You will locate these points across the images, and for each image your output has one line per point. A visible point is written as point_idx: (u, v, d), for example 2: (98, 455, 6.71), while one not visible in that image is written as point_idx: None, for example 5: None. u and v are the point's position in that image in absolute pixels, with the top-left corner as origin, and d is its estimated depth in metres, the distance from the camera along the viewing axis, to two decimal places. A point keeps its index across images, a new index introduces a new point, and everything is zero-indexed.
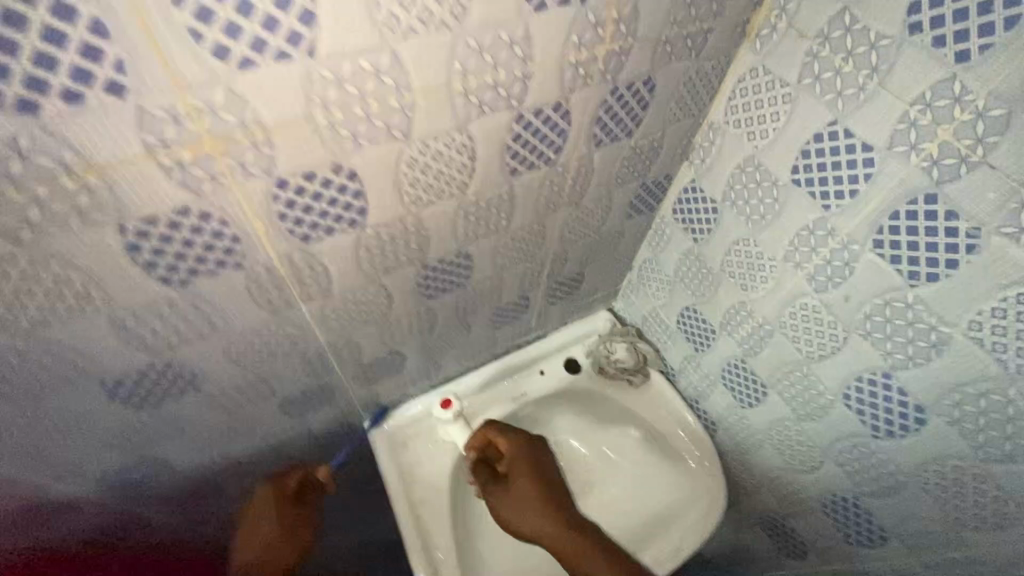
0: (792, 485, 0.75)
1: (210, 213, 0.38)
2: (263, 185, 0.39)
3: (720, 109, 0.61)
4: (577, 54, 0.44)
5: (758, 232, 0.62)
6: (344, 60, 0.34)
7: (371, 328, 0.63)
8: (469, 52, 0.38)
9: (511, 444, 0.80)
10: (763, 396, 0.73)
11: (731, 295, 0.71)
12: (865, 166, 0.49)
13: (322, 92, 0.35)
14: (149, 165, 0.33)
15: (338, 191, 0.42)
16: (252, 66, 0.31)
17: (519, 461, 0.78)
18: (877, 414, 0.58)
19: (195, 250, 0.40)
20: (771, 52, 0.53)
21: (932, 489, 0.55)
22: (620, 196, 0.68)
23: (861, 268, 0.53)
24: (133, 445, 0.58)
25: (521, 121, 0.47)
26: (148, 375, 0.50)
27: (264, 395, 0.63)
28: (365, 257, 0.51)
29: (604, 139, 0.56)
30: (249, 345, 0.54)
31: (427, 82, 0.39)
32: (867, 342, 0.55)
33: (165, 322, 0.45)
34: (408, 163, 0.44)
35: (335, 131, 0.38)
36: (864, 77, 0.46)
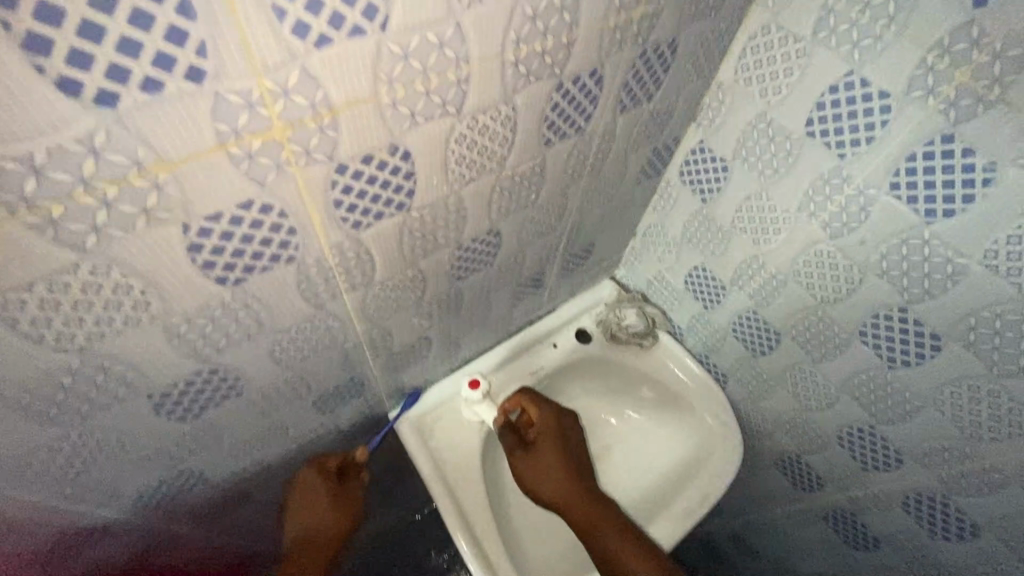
0: (807, 424, 0.79)
1: (271, 205, 0.37)
2: (324, 171, 0.37)
3: (729, 69, 0.62)
4: (616, 18, 0.44)
5: (771, 186, 0.65)
6: (413, 34, 0.33)
7: (404, 315, 0.62)
8: (524, 20, 0.38)
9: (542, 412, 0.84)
10: (777, 343, 0.77)
11: (742, 250, 0.74)
12: (882, 113, 0.51)
13: (389, 69, 0.34)
14: (219, 157, 0.31)
15: (391, 174, 0.41)
16: (328, 44, 0.30)
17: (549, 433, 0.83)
18: (894, 346, 0.62)
19: (252, 246, 0.39)
20: (783, 9, 0.54)
21: (947, 409, 0.60)
22: (634, 162, 0.69)
23: (878, 211, 0.56)
24: (171, 460, 0.56)
25: (560, 90, 0.47)
26: (194, 384, 0.47)
27: (299, 394, 0.61)
28: (409, 242, 0.50)
29: (628, 104, 0.56)
30: (292, 343, 0.52)
31: (484, 54, 0.38)
32: (883, 281, 0.59)
33: (216, 325, 0.43)
34: (457, 139, 0.43)
35: (396, 110, 0.37)
36: (881, 27, 0.48)
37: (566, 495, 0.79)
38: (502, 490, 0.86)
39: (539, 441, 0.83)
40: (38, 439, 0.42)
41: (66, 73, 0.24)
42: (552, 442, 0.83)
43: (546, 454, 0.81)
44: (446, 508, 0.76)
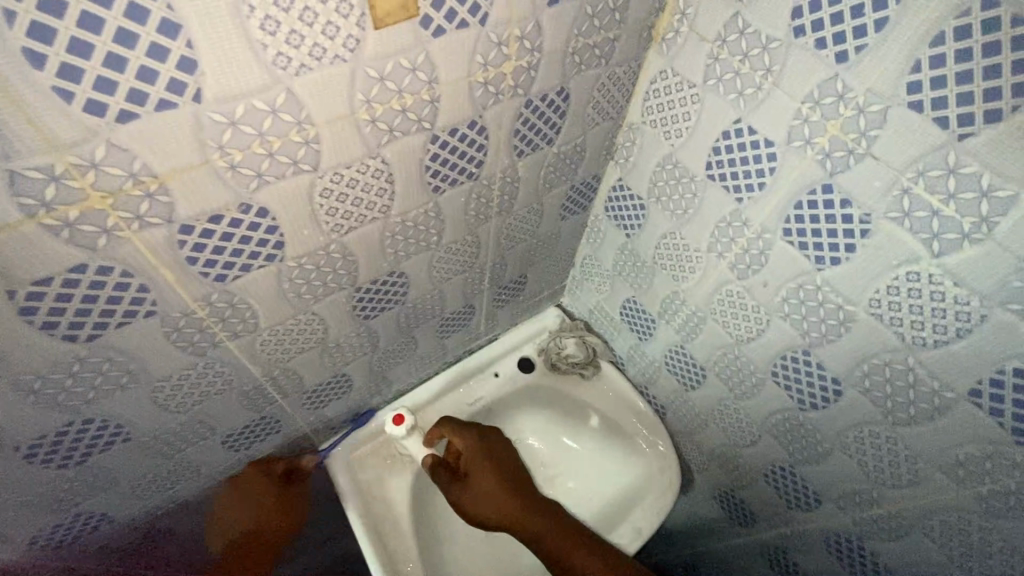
0: (736, 459, 0.79)
1: (111, 267, 0.37)
2: (166, 233, 0.37)
3: (637, 110, 0.62)
4: (484, 72, 0.44)
5: (683, 225, 0.65)
6: (235, 102, 0.33)
7: (310, 355, 0.62)
8: (371, 81, 0.38)
9: (467, 441, 0.82)
10: (703, 378, 0.76)
11: (665, 285, 0.73)
12: (770, 160, 0.51)
13: (216, 136, 0.34)
14: (32, 228, 0.32)
15: (250, 230, 0.41)
16: (132, 118, 0.30)
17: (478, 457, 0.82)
18: (802, 388, 0.61)
19: (99, 305, 0.39)
20: (677, 55, 0.54)
21: (853, 452, 0.60)
22: (551, 199, 0.69)
23: (775, 255, 0.56)
24: (63, 504, 0.55)
25: (436, 141, 0.47)
26: (69, 434, 0.47)
27: (203, 435, 0.61)
28: (292, 289, 0.50)
29: (525, 149, 0.57)
30: (178, 390, 0.52)
31: (330, 115, 0.38)
32: (787, 324, 0.59)
33: (78, 379, 0.43)
34: (323, 194, 0.43)
35: (237, 173, 0.37)
36: (760, 78, 0.48)
37: (516, 520, 0.80)
38: (433, 525, 0.86)
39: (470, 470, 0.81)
40: None
41: None
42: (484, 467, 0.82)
43: (484, 481, 0.81)
44: (370, 552, 0.75)
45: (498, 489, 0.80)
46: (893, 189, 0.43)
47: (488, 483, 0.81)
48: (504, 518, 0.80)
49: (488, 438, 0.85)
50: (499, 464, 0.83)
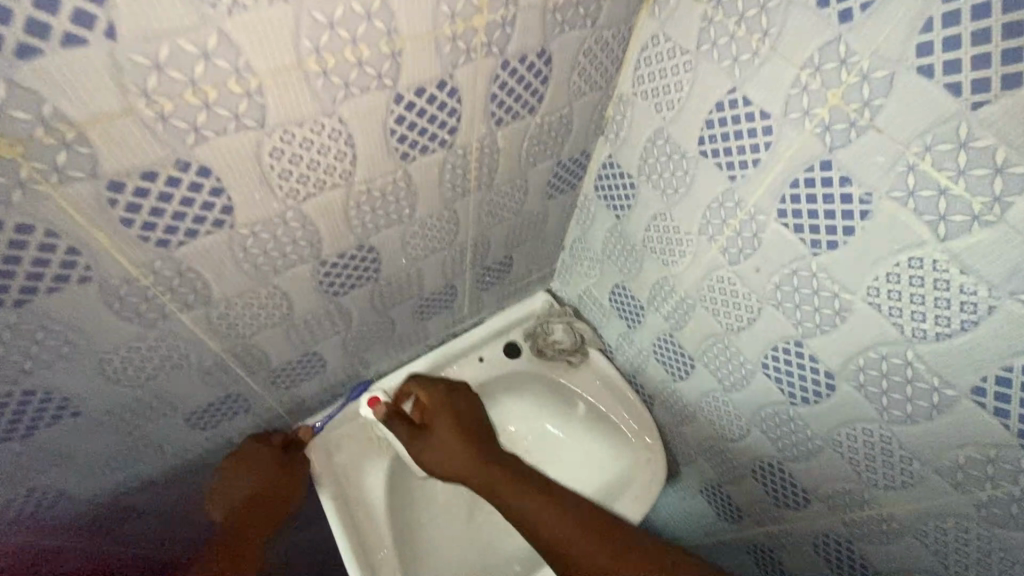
0: (723, 453, 0.76)
1: (32, 225, 0.34)
2: (92, 190, 0.34)
3: (627, 80, 0.58)
4: (452, 25, 0.40)
5: (673, 206, 0.61)
6: (158, 43, 0.30)
7: (276, 332, 0.59)
8: (319, 28, 0.34)
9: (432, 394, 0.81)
10: (692, 369, 0.73)
11: (654, 269, 0.70)
12: (765, 134, 0.47)
13: (138, 80, 0.30)
14: None
15: (191, 191, 0.38)
16: (34, 53, 0.27)
17: (441, 408, 0.79)
18: (793, 381, 0.58)
19: (24, 267, 0.36)
20: (669, 18, 0.50)
21: (845, 452, 0.56)
22: (536, 175, 0.66)
23: (769, 238, 0.52)
24: (12, 479, 0.53)
25: (401, 101, 0.43)
26: (9, 406, 0.45)
27: (163, 411, 0.58)
28: (248, 260, 0.47)
29: (504, 117, 0.53)
30: (128, 363, 0.49)
31: (273, 64, 0.34)
32: (779, 313, 0.55)
33: (11, 347, 0.40)
34: (275, 155, 0.40)
35: (169, 125, 0.33)
36: (757, 42, 0.44)
37: (471, 473, 0.75)
38: (410, 514, 0.83)
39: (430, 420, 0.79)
40: None
41: None
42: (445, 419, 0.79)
43: (439, 429, 0.77)
44: (341, 538, 0.73)
45: (456, 442, 0.76)
46: (897, 165, 0.39)
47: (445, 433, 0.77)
48: (458, 471, 0.76)
49: (456, 393, 0.83)
50: (462, 415, 0.80)
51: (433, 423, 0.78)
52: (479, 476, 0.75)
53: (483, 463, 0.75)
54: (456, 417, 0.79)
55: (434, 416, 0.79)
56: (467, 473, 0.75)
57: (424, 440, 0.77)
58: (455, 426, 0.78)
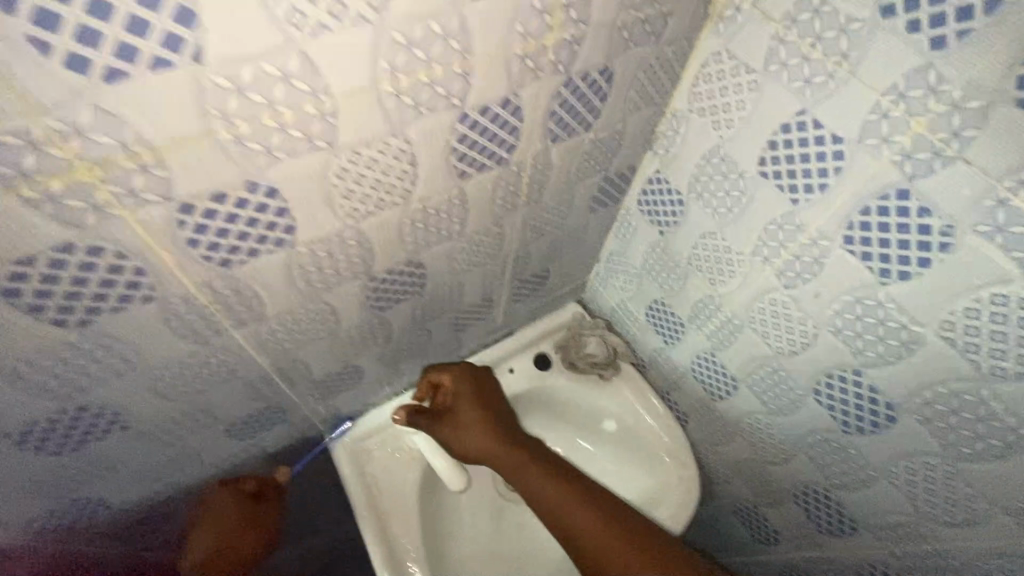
0: (762, 475, 0.74)
1: (102, 248, 0.33)
2: (163, 211, 0.33)
3: (683, 96, 0.57)
4: (523, 44, 0.39)
5: (725, 225, 0.60)
6: (242, 65, 0.29)
7: (319, 345, 0.58)
8: (397, 49, 0.33)
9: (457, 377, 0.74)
10: (734, 390, 0.71)
11: (700, 288, 0.68)
12: (836, 159, 0.46)
13: (219, 103, 0.29)
14: (9, 200, 0.28)
15: (257, 212, 0.37)
16: (121, 77, 0.26)
17: (467, 395, 0.74)
18: (848, 410, 0.57)
19: (89, 289, 0.35)
20: (735, 35, 0.49)
21: (900, 483, 0.56)
22: (582, 190, 0.64)
23: (832, 264, 0.50)
24: (57, 487, 0.53)
25: (466, 120, 0.42)
26: (63, 420, 0.45)
27: (205, 423, 0.58)
28: (301, 277, 0.46)
29: (560, 134, 0.52)
30: (177, 378, 0.48)
31: (350, 85, 0.33)
32: (837, 340, 0.54)
33: (69, 365, 0.40)
34: (339, 175, 0.39)
35: (243, 147, 0.33)
36: (834, 64, 0.42)
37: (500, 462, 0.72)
38: (440, 522, 0.83)
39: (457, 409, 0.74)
40: None
41: None
42: (473, 409, 0.74)
43: (469, 418, 0.73)
44: (371, 546, 0.73)
45: (483, 430, 0.73)
46: (987, 198, 0.38)
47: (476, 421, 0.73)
48: (486, 457, 0.73)
49: (482, 376, 0.77)
50: (489, 402, 0.75)
51: (458, 409, 0.73)
52: (511, 465, 0.72)
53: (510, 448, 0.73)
54: (483, 405, 0.74)
55: (459, 401, 0.74)
56: (493, 457, 0.73)
57: (452, 429, 0.73)
58: (483, 414, 0.73)
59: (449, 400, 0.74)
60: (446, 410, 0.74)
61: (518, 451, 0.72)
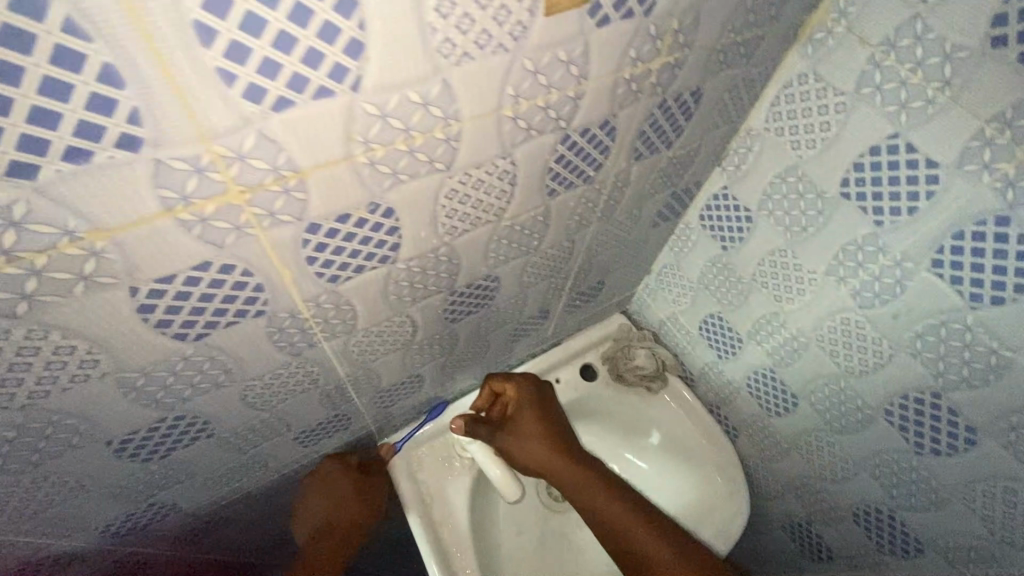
0: (819, 493, 0.75)
1: (233, 266, 0.34)
2: (293, 232, 0.34)
3: (760, 115, 0.57)
4: (632, 68, 0.40)
5: (798, 244, 0.59)
6: (390, 93, 0.29)
7: (393, 356, 0.59)
8: (524, 75, 0.34)
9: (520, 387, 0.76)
10: (794, 406, 0.71)
11: (763, 304, 0.68)
12: (928, 183, 0.46)
13: (363, 129, 0.30)
14: (165, 223, 0.28)
15: (372, 230, 0.38)
16: (287, 106, 0.26)
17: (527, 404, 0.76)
18: (922, 431, 0.57)
19: (212, 305, 0.36)
20: (824, 57, 0.49)
21: (976, 505, 0.56)
22: (650, 206, 0.65)
23: (916, 287, 0.50)
24: (139, 494, 0.54)
25: (566, 141, 0.43)
26: (159, 429, 0.45)
27: (279, 431, 0.58)
28: (394, 291, 0.47)
29: (644, 152, 0.52)
30: (267, 388, 0.49)
31: (476, 111, 0.34)
32: (916, 361, 0.54)
33: (178, 376, 0.40)
34: (448, 195, 0.40)
35: (374, 170, 0.33)
36: (935, 90, 0.42)
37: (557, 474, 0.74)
38: (490, 532, 0.82)
39: (517, 417, 0.76)
40: None
41: None
42: (532, 418, 0.75)
43: (528, 426, 0.75)
44: (425, 548, 0.73)
45: (543, 440, 0.74)
46: None
47: (535, 429, 0.75)
48: (542, 466, 0.74)
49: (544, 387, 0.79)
50: (548, 412, 0.77)
51: (520, 417, 0.76)
52: (567, 474, 0.73)
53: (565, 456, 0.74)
54: (544, 415, 0.76)
55: (521, 410, 0.76)
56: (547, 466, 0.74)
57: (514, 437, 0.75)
58: (543, 424, 0.75)
59: (511, 408, 0.77)
60: (508, 418, 0.77)
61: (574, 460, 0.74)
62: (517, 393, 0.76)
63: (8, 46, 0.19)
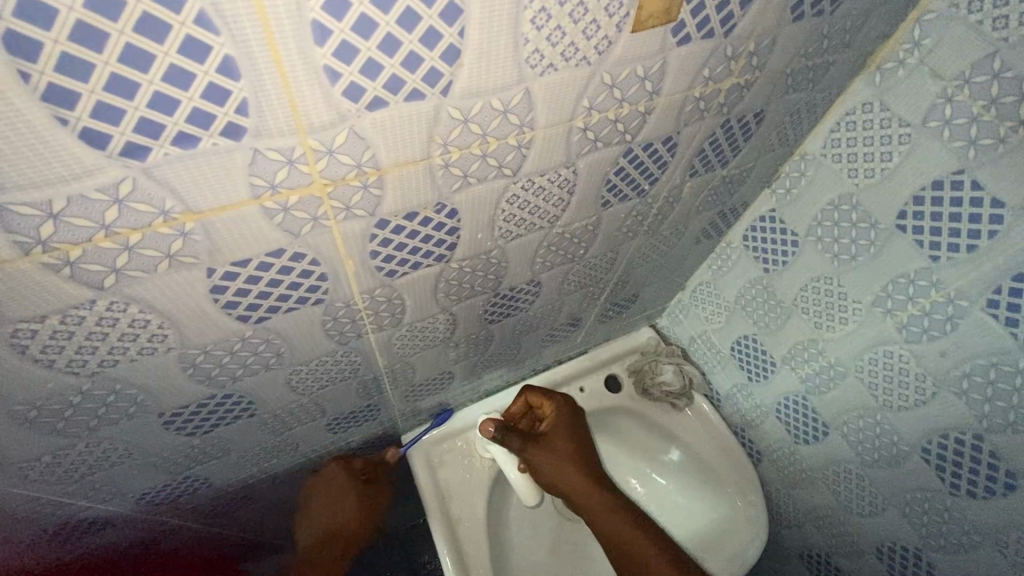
0: (842, 524, 0.75)
1: (303, 254, 0.35)
2: (363, 225, 0.35)
3: (818, 139, 0.57)
4: (703, 87, 0.40)
5: (844, 272, 0.59)
6: (475, 99, 0.30)
7: (430, 351, 0.59)
8: (601, 88, 0.34)
9: (557, 407, 0.78)
10: (824, 435, 0.71)
11: (800, 330, 0.67)
12: (991, 223, 0.45)
13: (446, 132, 0.31)
14: (252, 209, 0.29)
15: (434, 229, 0.39)
16: (382, 105, 0.27)
17: (560, 424, 0.77)
18: (959, 472, 0.56)
19: (278, 290, 0.37)
20: (892, 88, 0.48)
21: (1010, 553, 0.55)
22: (697, 222, 0.64)
23: (967, 325, 0.50)
24: (177, 467, 0.55)
25: (628, 155, 0.43)
26: (208, 405, 0.46)
27: (314, 416, 0.59)
28: (442, 290, 0.48)
29: (699, 170, 0.52)
30: (310, 375, 0.50)
31: (551, 120, 0.34)
32: (959, 400, 0.53)
33: (235, 356, 0.42)
34: (510, 200, 0.40)
35: (447, 172, 0.34)
36: (1007, 129, 0.42)
37: (584, 499, 0.74)
38: (503, 534, 0.82)
39: (550, 434, 0.76)
40: (45, 447, 0.41)
41: (90, 125, 0.22)
42: (564, 438, 0.76)
43: (559, 445, 0.76)
44: (441, 541, 0.73)
45: (574, 463, 0.75)
46: None
47: (565, 448, 0.75)
48: (568, 488, 0.75)
49: (578, 412, 0.80)
50: (580, 433, 0.78)
51: (553, 435, 0.76)
52: (591, 498, 0.74)
53: (590, 481, 0.75)
54: (577, 439, 0.77)
55: (554, 428, 0.77)
56: (573, 487, 0.75)
57: (548, 454, 0.75)
58: (575, 446, 0.76)
59: (546, 426, 0.78)
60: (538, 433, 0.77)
61: (597, 485, 0.75)
62: (553, 410, 0.78)
63: (143, 34, 0.20)
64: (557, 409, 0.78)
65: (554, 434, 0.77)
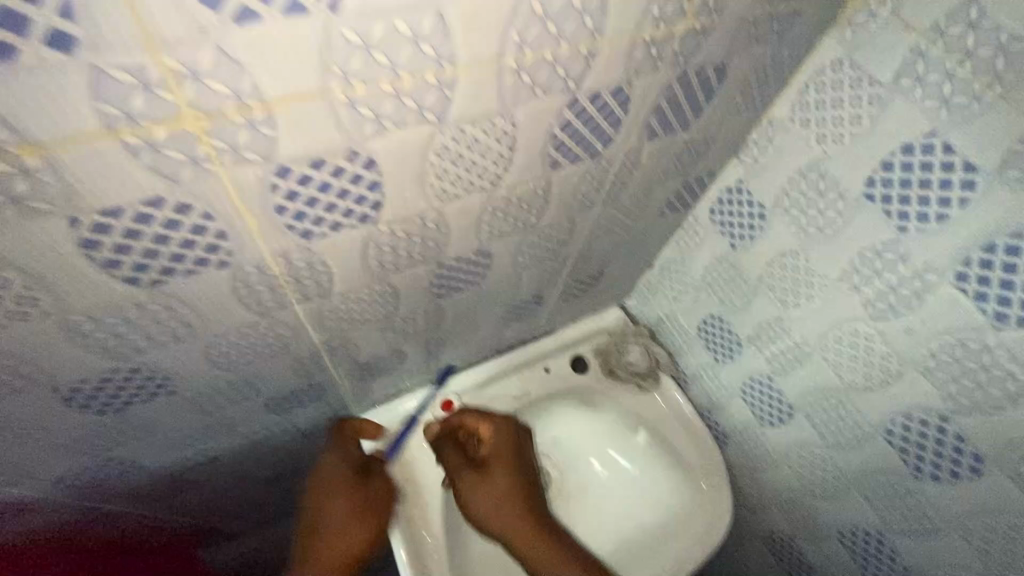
0: (806, 508, 0.73)
1: (191, 206, 0.30)
2: (259, 173, 0.30)
3: (786, 104, 0.53)
4: (654, 30, 0.36)
5: (811, 245, 0.56)
6: (375, 21, 0.26)
7: (372, 326, 0.55)
8: (532, 20, 0.30)
9: (497, 430, 0.73)
10: (789, 417, 0.68)
11: (767, 308, 0.65)
12: (963, 189, 0.42)
13: (343, 61, 0.27)
14: (109, 144, 0.25)
15: (351, 184, 0.35)
16: (254, 20, 0.23)
17: (500, 450, 0.73)
18: (923, 455, 0.54)
19: (169, 248, 0.32)
20: (862, 44, 0.45)
21: (974, 538, 0.53)
22: (660, 193, 0.61)
23: (935, 300, 0.47)
24: (94, 448, 0.51)
25: (574, 107, 0.39)
26: (113, 380, 0.42)
27: (246, 395, 0.55)
28: (374, 256, 0.43)
29: (657, 132, 0.48)
30: (233, 349, 0.46)
31: (475, 55, 0.30)
32: (925, 381, 0.51)
33: (132, 325, 0.37)
34: (438, 152, 0.36)
35: (354, 113, 0.30)
36: (982, 85, 0.39)
37: (527, 541, 0.67)
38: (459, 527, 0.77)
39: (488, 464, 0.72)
40: None
41: None
42: (502, 467, 0.72)
43: (497, 476, 0.71)
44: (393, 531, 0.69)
45: (513, 499, 0.70)
46: None
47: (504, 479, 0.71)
48: (508, 531, 0.68)
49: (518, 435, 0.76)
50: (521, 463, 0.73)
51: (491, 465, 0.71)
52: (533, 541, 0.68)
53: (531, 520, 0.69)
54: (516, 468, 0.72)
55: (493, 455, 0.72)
56: (512, 526, 0.68)
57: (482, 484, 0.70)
58: (514, 477, 0.71)
59: (483, 451, 0.73)
60: (476, 463, 0.73)
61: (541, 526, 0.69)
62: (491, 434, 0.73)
63: None
64: (496, 432, 0.73)
65: (493, 463, 0.72)
